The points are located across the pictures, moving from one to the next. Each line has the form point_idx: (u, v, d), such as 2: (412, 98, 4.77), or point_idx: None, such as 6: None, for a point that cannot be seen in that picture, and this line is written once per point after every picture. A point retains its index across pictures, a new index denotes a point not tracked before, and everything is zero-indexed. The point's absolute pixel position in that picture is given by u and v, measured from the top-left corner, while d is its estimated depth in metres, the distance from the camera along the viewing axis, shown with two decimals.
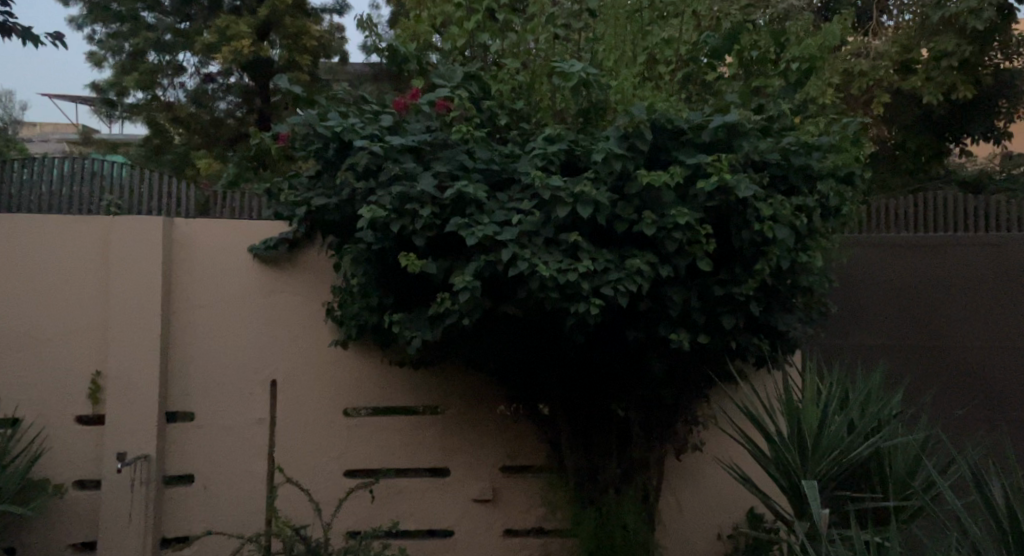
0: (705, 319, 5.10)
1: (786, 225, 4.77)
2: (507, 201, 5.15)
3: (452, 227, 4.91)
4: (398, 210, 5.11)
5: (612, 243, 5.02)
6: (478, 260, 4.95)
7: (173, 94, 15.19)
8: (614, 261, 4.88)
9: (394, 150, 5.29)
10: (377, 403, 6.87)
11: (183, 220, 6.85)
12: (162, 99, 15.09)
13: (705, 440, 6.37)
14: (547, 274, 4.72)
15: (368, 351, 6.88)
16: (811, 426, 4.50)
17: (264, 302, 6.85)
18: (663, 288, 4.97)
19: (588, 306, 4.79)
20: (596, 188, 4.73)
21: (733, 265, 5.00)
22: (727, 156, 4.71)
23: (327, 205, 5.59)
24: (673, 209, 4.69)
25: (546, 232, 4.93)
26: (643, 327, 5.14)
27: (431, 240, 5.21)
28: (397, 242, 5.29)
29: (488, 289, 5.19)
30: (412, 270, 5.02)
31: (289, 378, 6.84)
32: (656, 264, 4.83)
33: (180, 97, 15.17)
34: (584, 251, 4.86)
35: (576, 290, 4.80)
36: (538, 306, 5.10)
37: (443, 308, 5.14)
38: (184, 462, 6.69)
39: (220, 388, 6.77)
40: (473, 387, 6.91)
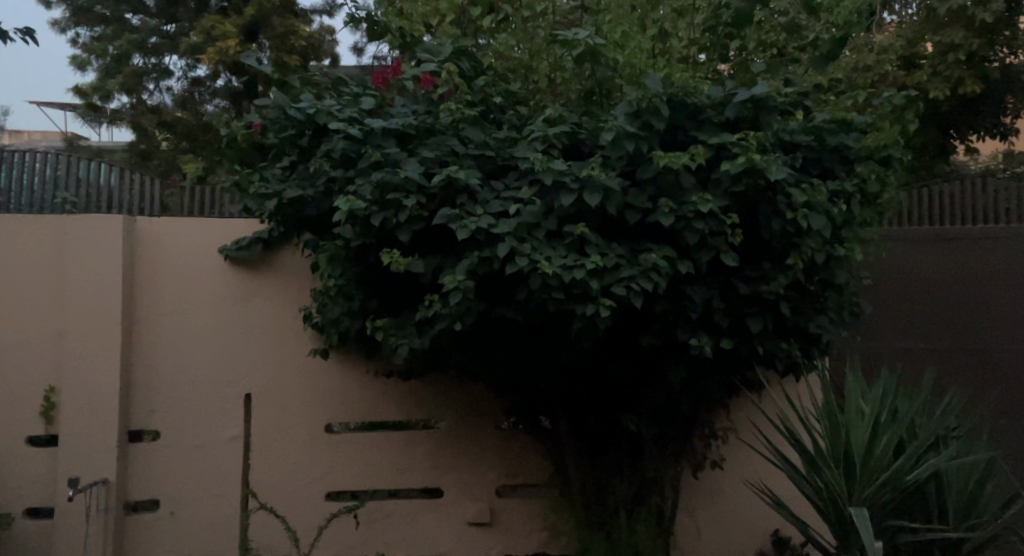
0: (729, 321, 4.50)
1: (824, 212, 4.16)
2: (503, 190, 4.55)
3: (441, 220, 4.31)
4: (379, 201, 4.51)
5: (623, 235, 4.42)
6: (471, 256, 4.35)
7: (159, 99, 14.41)
8: (626, 256, 4.29)
9: (375, 134, 4.68)
10: (362, 417, 6.25)
11: (147, 219, 6.24)
12: (147, 103, 14.27)
13: (725, 456, 5.76)
14: (551, 271, 4.12)
15: (351, 360, 6.26)
16: (860, 443, 3.89)
17: (237, 308, 6.23)
18: (682, 286, 4.36)
19: (597, 308, 4.19)
20: (605, 173, 4.14)
21: (761, 259, 4.40)
22: (755, 134, 4.11)
23: (300, 198, 4.98)
24: (694, 196, 4.09)
25: (548, 224, 4.33)
26: (659, 332, 4.54)
27: (418, 235, 4.61)
28: (379, 238, 4.68)
29: (482, 290, 4.58)
30: (397, 269, 4.41)
31: (264, 391, 6.21)
32: (675, 259, 4.23)
33: (167, 101, 14.44)
34: (592, 245, 4.26)
35: (585, 288, 4.20)
36: (540, 309, 4.50)
37: (432, 311, 4.53)
38: (150, 485, 6.07)
39: (189, 403, 6.15)
40: (468, 399, 6.29)
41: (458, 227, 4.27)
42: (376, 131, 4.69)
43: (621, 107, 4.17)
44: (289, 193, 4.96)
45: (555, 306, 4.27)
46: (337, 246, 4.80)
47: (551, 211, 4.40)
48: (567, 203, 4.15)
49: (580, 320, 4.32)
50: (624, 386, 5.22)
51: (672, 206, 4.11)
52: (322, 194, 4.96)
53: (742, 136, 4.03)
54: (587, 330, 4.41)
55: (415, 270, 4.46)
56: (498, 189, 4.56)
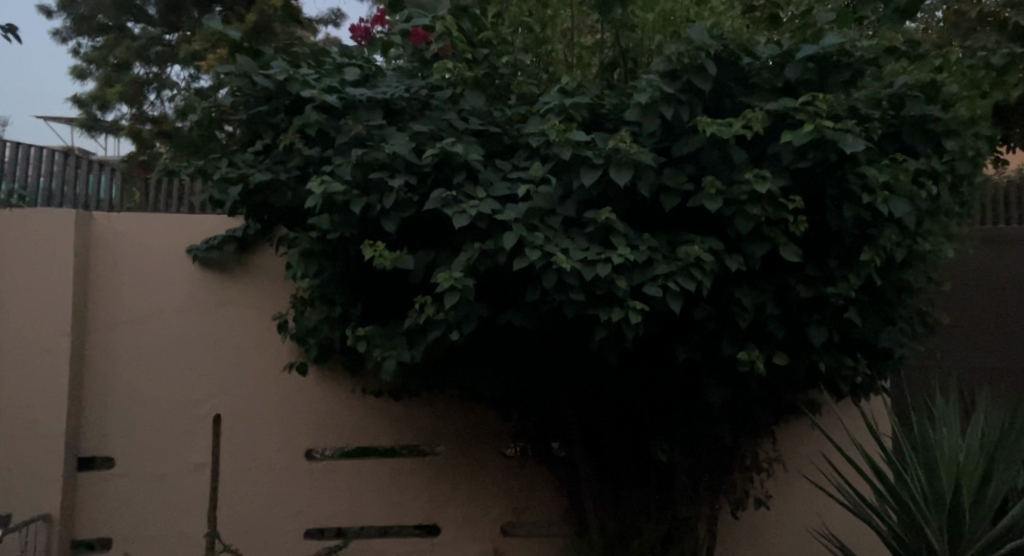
0: (786, 332, 3.68)
1: (908, 196, 3.34)
2: (510, 170, 3.76)
3: (435, 204, 3.53)
4: (360, 184, 3.74)
5: (660, 224, 3.62)
6: (471, 250, 3.56)
7: (161, 108, 13.25)
8: (662, 249, 3.50)
9: (358, 105, 3.92)
10: (348, 442, 5.45)
11: (106, 215, 5.48)
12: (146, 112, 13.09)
13: (770, 493, 4.91)
14: (568, 267, 3.34)
15: (336, 379, 5.47)
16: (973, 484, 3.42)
17: (205, 317, 5.45)
18: (728, 287, 3.57)
19: (624, 311, 3.40)
20: (636, 145, 3.35)
21: (826, 253, 3.58)
22: (825, 97, 3.29)
23: (269, 183, 4.20)
24: (748, 173, 3.29)
25: (565, 211, 3.54)
26: (699, 341, 3.73)
27: (407, 225, 3.81)
28: (362, 229, 3.90)
29: (484, 290, 3.79)
30: (381, 265, 3.63)
31: (235, 413, 5.42)
32: (721, 253, 3.43)
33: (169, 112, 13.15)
34: (620, 236, 3.47)
35: (610, 289, 3.42)
36: (556, 313, 3.70)
37: (424, 317, 3.75)
38: (104, 520, 5.31)
39: (148, 425, 5.37)
40: (470, 423, 5.49)
41: (454, 214, 3.49)
42: (358, 100, 3.92)
43: (656, 64, 3.38)
44: (255, 177, 4.19)
45: (573, 311, 3.48)
46: (310, 238, 4.01)
47: (568, 194, 3.62)
48: (588, 182, 3.36)
49: (603, 326, 3.53)
50: (651, 409, 4.39)
51: (720, 187, 3.31)
52: (294, 181, 4.18)
53: (810, 99, 3.23)
54: (611, 340, 3.61)
55: (404, 266, 3.68)
56: (504, 169, 3.78)
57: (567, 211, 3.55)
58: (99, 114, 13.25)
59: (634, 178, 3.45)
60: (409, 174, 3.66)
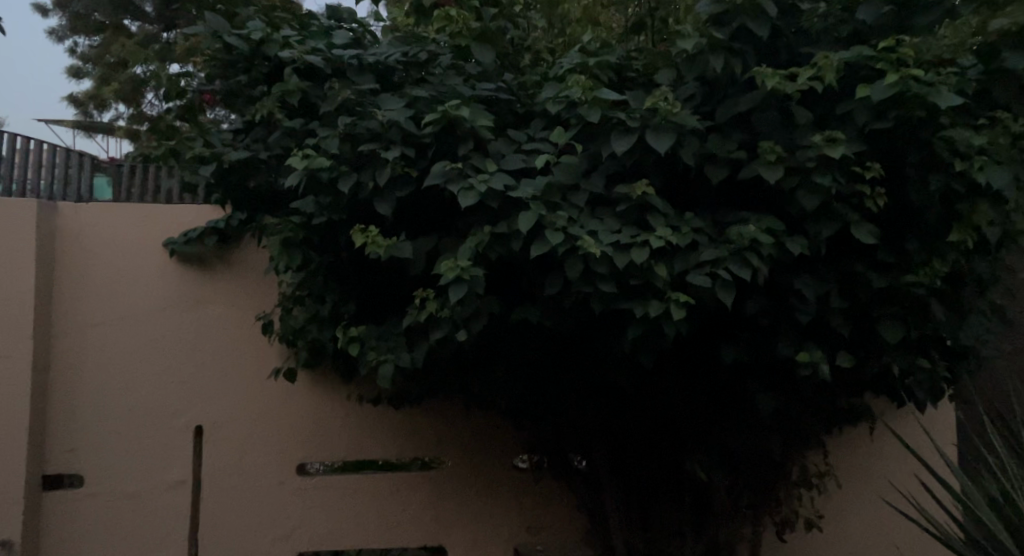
0: (852, 327, 3.12)
1: (1009, 163, 2.77)
2: (525, 141, 3.21)
3: (437, 179, 2.98)
4: (348, 158, 3.18)
5: (703, 202, 3.06)
6: (480, 233, 3.01)
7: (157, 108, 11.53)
8: (707, 231, 2.94)
9: (346, 68, 3.36)
10: (344, 456, 4.90)
11: (73, 205, 4.92)
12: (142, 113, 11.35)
13: (821, 512, 4.35)
14: (598, 252, 2.79)
15: (330, 385, 4.92)
16: None
17: (184, 319, 4.90)
18: (785, 275, 3.00)
19: (665, 305, 2.85)
20: (679, 104, 2.79)
21: (902, 234, 3.01)
22: (910, 42, 2.71)
23: (245, 162, 3.64)
24: (815, 135, 2.73)
25: (591, 186, 2.98)
26: (749, 340, 3.16)
27: (405, 206, 3.26)
28: (353, 212, 3.34)
29: (495, 281, 3.24)
30: (374, 254, 3.07)
31: (217, 424, 4.86)
32: (781, 234, 2.87)
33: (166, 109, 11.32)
34: (658, 215, 2.91)
35: (646, 278, 2.87)
36: (581, 308, 3.15)
37: (425, 314, 3.21)
38: (72, 545, 4.75)
39: (120, 439, 4.80)
40: (479, 433, 4.95)
41: (460, 190, 2.94)
42: (347, 63, 3.37)
43: (702, 7, 2.81)
44: (229, 155, 3.62)
45: (602, 305, 2.92)
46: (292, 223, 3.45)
47: (594, 167, 3.06)
48: (621, 150, 2.80)
49: (637, 323, 2.97)
50: (688, 418, 3.82)
51: (781, 153, 2.75)
52: (274, 158, 3.61)
53: (891, 45, 2.67)
54: (647, 340, 3.05)
55: (402, 254, 3.13)
56: (517, 140, 3.23)
57: (593, 186, 2.99)
58: (93, 113, 12.09)
59: (674, 145, 2.89)
60: (406, 144, 3.10)
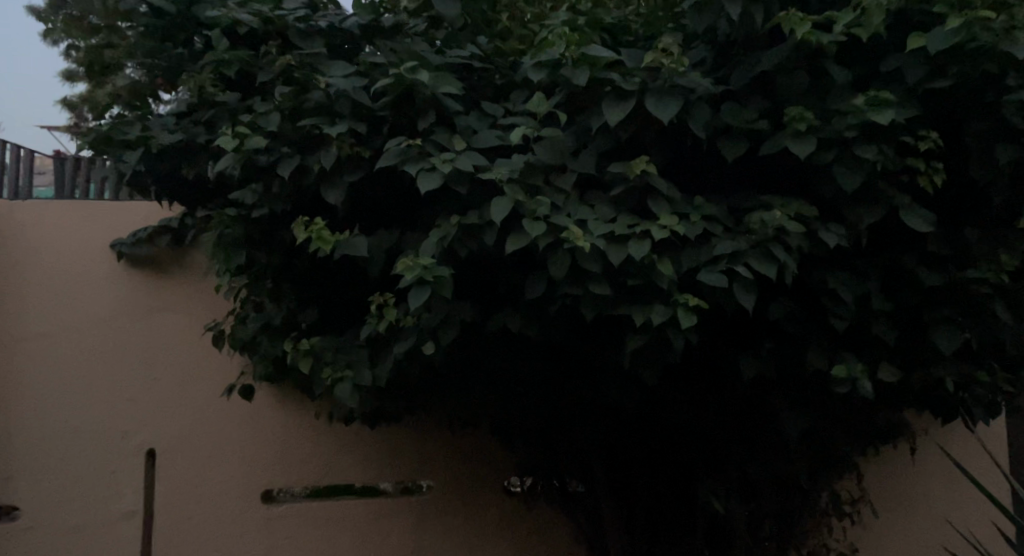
0: (899, 334, 2.57)
1: None
2: (501, 115, 2.69)
3: (392, 160, 2.46)
4: (291, 137, 2.66)
5: (716, 185, 2.52)
6: (446, 225, 2.48)
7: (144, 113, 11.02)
8: (721, 219, 2.41)
9: (291, 31, 2.82)
10: (315, 480, 4.37)
11: (11, 203, 4.40)
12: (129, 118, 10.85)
13: (855, 544, 3.80)
14: (587, 246, 2.27)
15: (298, 402, 4.39)
16: None
17: (134, 329, 4.37)
18: (817, 272, 2.46)
19: (670, 310, 2.33)
20: (685, 62, 2.28)
21: (959, 221, 2.48)
22: None
23: (177, 146, 3.08)
24: (857, 97, 2.19)
25: (579, 166, 2.45)
26: (773, 351, 2.62)
27: (358, 193, 2.72)
28: (298, 200, 2.82)
29: (468, 282, 2.70)
30: (323, 251, 2.57)
31: (172, 446, 4.33)
32: (813, 222, 2.33)
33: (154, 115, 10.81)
34: (662, 200, 2.38)
35: (647, 277, 2.34)
36: (569, 313, 2.61)
37: (384, 324, 2.67)
38: None
39: (63, 465, 4.27)
40: (466, 454, 4.42)
41: (419, 174, 2.42)
42: (291, 26, 2.81)
43: None
44: (158, 137, 3.05)
45: (593, 311, 2.40)
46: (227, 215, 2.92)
47: (583, 142, 2.53)
48: (614, 120, 2.28)
49: (638, 332, 2.44)
50: (701, 441, 3.27)
51: (813, 121, 2.22)
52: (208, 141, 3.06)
53: None
54: (650, 353, 2.51)
55: (354, 251, 2.61)
56: (491, 115, 2.71)
57: (582, 166, 2.46)
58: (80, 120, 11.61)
59: (681, 113, 2.35)
60: (356, 119, 2.58)
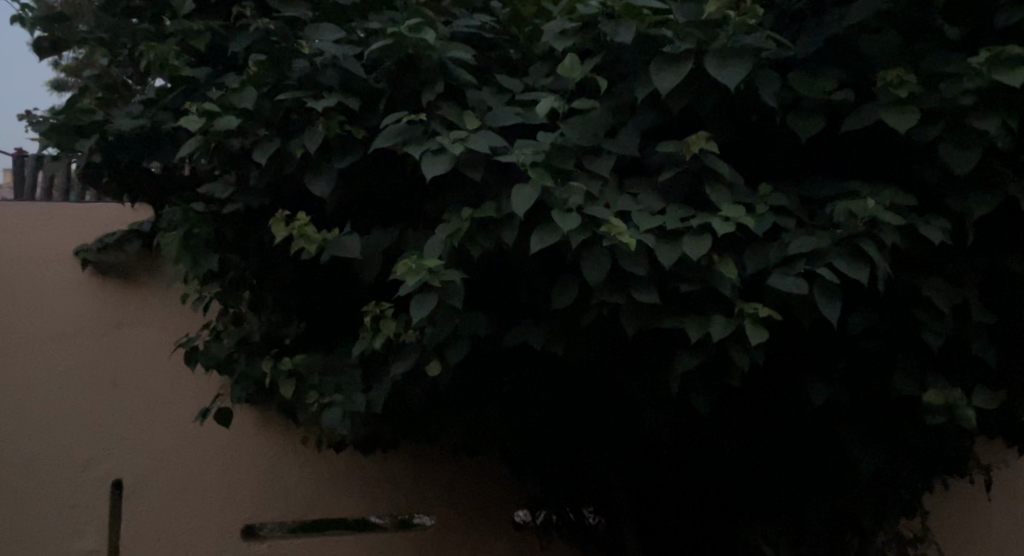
0: (1000, 353, 2.14)
1: None
2: (520, 91, 2.23)
3: (391, 140, 2.02)
4: (269, 118, 2.20)
5: (783, 171, 2.08)
6: (457, 218, 2.05)
7: None
8: (792, 211, 1.97)
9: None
10: (302, 514, 3.90)
11: None
12: None
13: None
14: (633, 242, 1.83)
15: (283, 427, 3.92)
16: None
17: (99, 346, 3.90)
18: (906, 276, 2.03)
19: (735, 323, 1.89)
20: (757, 14, 1.84)
21: None
22: None
23: (136, 135, 2.59)
24: (974, 57, 1.76)
25: (618, 147, 2.02)
26: (845, 373, 2.18)
27: (349, 185, 2.27)
28: (278, 193, 2.38)
29: (481, 291, 2.26)
30: (308, 255, 2.17)
31: (141, 477, 3.86)
32: (909, 214, 1.90)
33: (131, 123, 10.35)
34: (722, 187, 1.93)
35: (705, 283, 1.91)
36: (603, 326, 2.17)
37: (380, 340, 2.23)
38: None
39: (17, 499, 3.79)
40: (471, 487, 3.96)
41: (424, 156, 1.98)
42: None
43: None
44: (114, 123, 2.58)
45: (637, 325, 1.96)
46: (189, 212, 2.45)
47: (622, 119, 2.09)
48: (668, 87, 1.83)
49: (690, 350, 2.01)
50: (748, 477, 2.81)
51: (915, 88, 1.79)
52: (169, 131, 2.57)
53: None
54: (704, 375, 2.07)
55: (345, 253, 2.17)
56: (508, 91, 2.25)
57: (624, 147, 2.02)
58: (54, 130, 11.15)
59: (746, 81, 1.91)
60: (345, 92, 2.14)
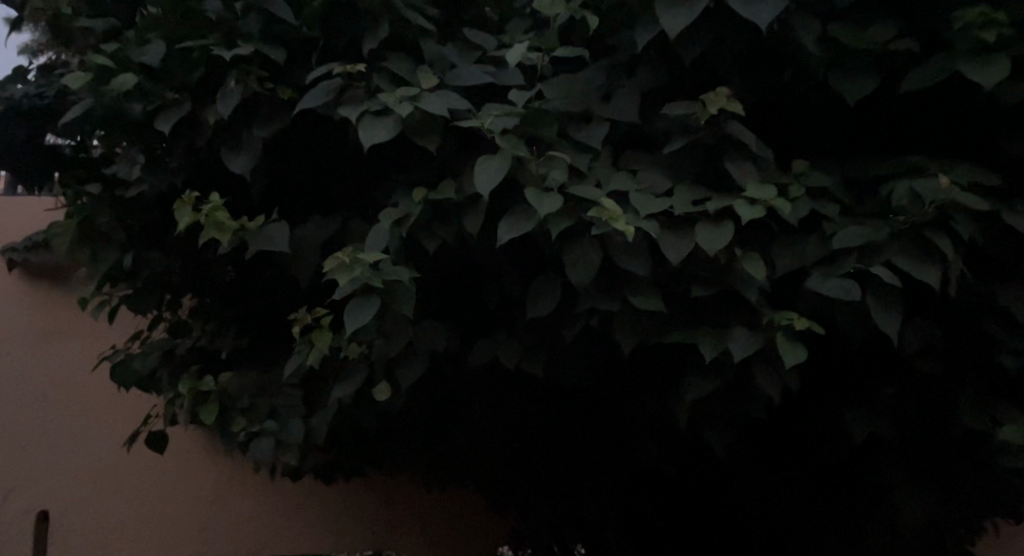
0: None
1: None
2: (493, 48, 1.78)
3: (321, 101, 1.58)
4: (176, 76, 1.75)
5: (822, 147, 1.64)
6: (407, 203, 1.61)
7: None
8: (833, 194, 1.54)
9: None
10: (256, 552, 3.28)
11: None
12: None
13: None
14: (631, 230, 1.40)
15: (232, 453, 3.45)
16: None
17: (18, 358, 3.36)
18: (976, 280, 1.59)
19: (762, 337, 1.45)
20: None
21: None
22: None
23: (33, 103, 2.12)
24: None
25: (611, 110, 1.59)
26: (894, 402, 1.72)
27: (279, 162, 1.83)
28: (195, 173, 1.93)
29: (438, 295, 1.80)
30: (225, 247, 1.73)
31: (65, 512, 3.29)
32: (989, 199, 1.46)
33: None
34: (745, 162, 1.49)
35: (723, 286, 1.47)
36: (592, 340, 1.72)
37: (315, 356, 1.78)
38: None
39: None
40: (449, 520, 3.34)
41: (362, 121, 1.55)
42: None
43: None
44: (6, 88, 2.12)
45: (636, 340, 1.51)
46: (88, 196, 2.00)
47: (616, 80, 1.66)
48: (677, 27, 1.39)
49: (702, 372, 1.56)
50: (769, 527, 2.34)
51: (1004, 30, 1.35)
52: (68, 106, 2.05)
53: None
54: (722, 403, 1.62)
55: (270, 246, 1.72)
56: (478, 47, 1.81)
57: (619, 113, 1.59)
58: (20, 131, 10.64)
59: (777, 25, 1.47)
60: (269, 44, 1.70)
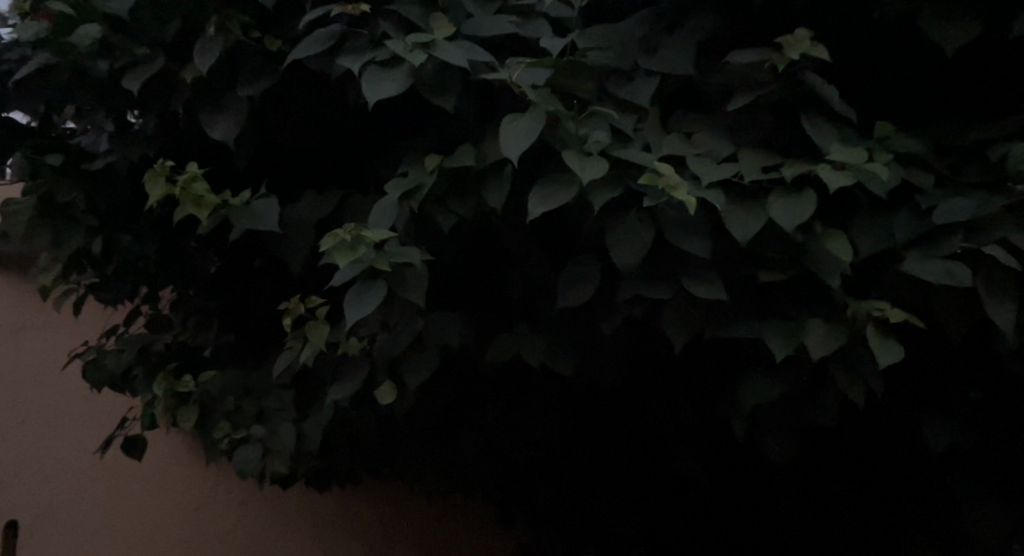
0: None
1: None
2: None
3: (319, 48, 1.35)
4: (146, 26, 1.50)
5: (904, 109, 1.40)
6: (419, 171, 1.37)
7: None
8: (925, 162, 1.29)
9: None
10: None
11: None
12: None
13: None
14: (693, 201, 1.15)
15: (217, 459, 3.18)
16: None
17: None
18: None
19: (844, 331, 1.21)
20: None
21: None
22: None
23: None
24: None
25: (659, 63, 1.35)
26: (978, 411, 1.49)
27: (268, 126, 1.59)
28: (171, 142, 1.68)
29: (451, 282, 1.56)
30: (206, 224, 1.49)
31: None
32: None
33: None
34: (824, 123, 1.25)
35: (796, 271, 1.23)
36: (631, 335, 1.48)
37: (308, 352, 1.53)
38: None
39: None
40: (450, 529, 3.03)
41: (366, 72, 1.31)
42: None
43: None
44: None
45: (690, 334, 1.27)
46: (47, 168, 1.74)
47: (662, 30, 1.41)
48: None
49: (765, 374, 1.32)
50: None
51: None
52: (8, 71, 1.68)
53: None
54: (787, 410, 1.38)
55: (259, 224, 1.47)
56: None
57: (669, 66, 1.34)
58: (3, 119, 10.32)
59: None
60: None
